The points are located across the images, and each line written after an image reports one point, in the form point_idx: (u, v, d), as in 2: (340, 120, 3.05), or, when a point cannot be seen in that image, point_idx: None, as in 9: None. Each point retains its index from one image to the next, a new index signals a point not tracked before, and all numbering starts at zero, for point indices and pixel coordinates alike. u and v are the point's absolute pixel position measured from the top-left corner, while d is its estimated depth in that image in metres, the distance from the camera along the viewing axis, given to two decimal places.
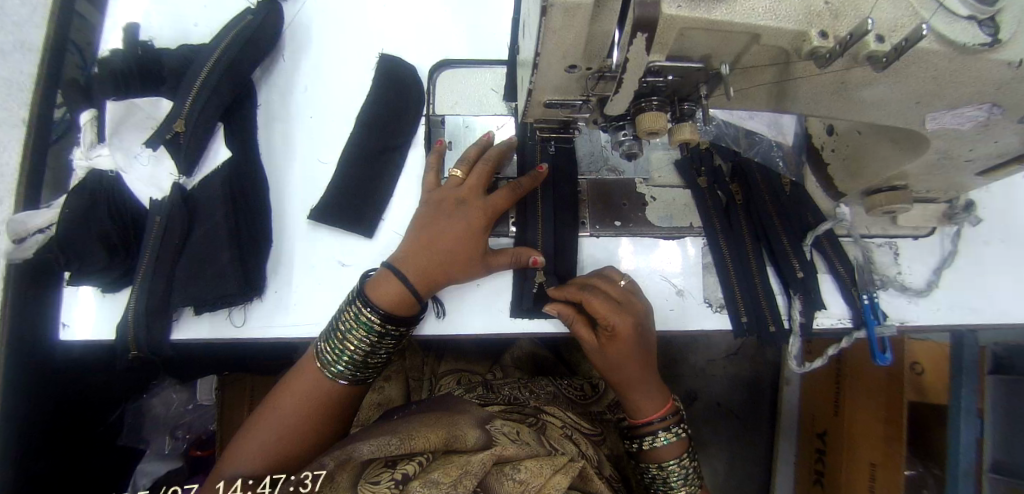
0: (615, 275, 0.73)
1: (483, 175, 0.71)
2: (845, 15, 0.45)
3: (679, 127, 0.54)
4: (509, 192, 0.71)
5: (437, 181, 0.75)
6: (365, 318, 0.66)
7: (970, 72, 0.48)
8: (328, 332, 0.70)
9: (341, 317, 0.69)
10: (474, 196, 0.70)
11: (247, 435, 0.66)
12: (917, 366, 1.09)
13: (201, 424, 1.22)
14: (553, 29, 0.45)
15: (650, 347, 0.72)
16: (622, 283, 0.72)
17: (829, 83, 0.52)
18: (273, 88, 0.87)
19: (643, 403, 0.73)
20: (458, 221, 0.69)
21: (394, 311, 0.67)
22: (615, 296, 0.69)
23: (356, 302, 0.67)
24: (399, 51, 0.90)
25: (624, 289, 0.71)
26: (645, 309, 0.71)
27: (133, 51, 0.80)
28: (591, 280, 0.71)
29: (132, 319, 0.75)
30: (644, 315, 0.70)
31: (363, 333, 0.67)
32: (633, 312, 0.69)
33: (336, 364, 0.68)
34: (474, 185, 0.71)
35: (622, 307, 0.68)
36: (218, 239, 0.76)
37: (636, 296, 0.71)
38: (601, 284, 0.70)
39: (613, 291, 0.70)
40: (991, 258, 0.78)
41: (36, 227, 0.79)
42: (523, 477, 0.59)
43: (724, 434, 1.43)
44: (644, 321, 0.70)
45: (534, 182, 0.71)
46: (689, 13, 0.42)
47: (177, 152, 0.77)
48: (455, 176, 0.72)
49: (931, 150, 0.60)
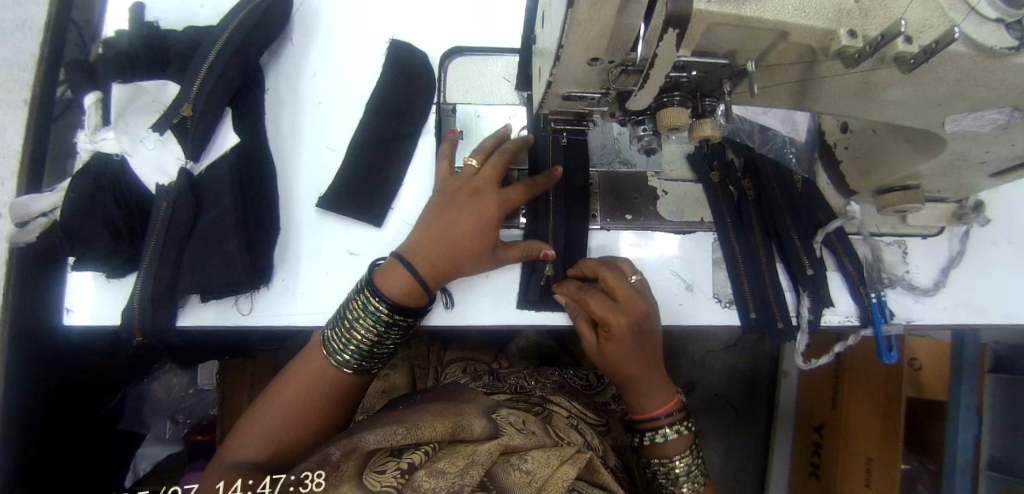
0: (628, 269, 0.72)
1: (498, 165, 0.70)
2: (874, 15, 0.45)
3: (700, 123, 0.53)
4: (524, 189, 0.70)
5: (450, 169, 0.74)
6: (374, 308, 0.66)
7: (996, 74, 0.47)
8: (336, 320, 0.70)
9: (349, 305, 0.69)
10: (489, 187, 0.69)
11: (248, 423, 0.66)
12: (916, 363, 1.12)
13: (201, 408, 1.26)
14: (578, 20, 0.44)
15: (657, 340, 0.72)
16: (635, 279, 0.71)
17: (854, 82, 0.51)
18: (282, 72, 0.86)
19: (648, 395, 0.73)
20: (472, 211, 0.68)
21: (403, 302, 0.67)
22: (619, 293, 0.68)
23: (365, 291, 0.67)
24: (410, 36, 0.89)
25: (636, 286, 0.70)
26: (653, 302, 0.71)
27: (138, 32, 0.78)
28: (598, 270, 0.70)
29: (138, 305, 0.74)
30: (652, 309, 0.71)
31: (370, 323, 0.67)
32: (642, 309, 0.68)
33: (342, 352, 0.68)
34: (490, 175, 0.70)
35: (632, 303, 0.68)
36: (225, 226, 0.75)
37: (645, 289, 0.72)
38: (609, 280, 0.68)
39: (620, 289, 0.68)
40: (998, 258, 0.79)
41: (38, 211, 0.78)
42: (530, 468, 0.59)
43: (721, 425, 1.45)
44: (652, 316, 0.70)
45: (548, 183, 0.71)
46: (719, 8, 0.41)
47: (184, 137, 0.76)
48: (469, 166, 0.71)
49: (947, 151, 0.60)
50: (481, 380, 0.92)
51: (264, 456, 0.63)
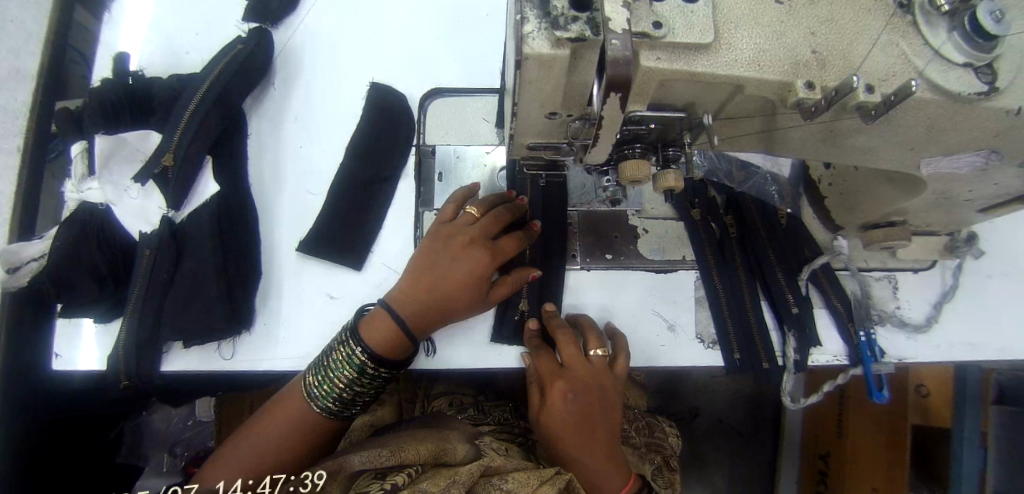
0: (594, 342, 0.70)
1: (498, 217, 0.70)
2: (833, 65, 0.43)
3: (663, 174, 0.52)
4: (516, 243, 0.70)
5: (456, 212, 0.73)
6: (357, 360, 0.65)
7: (968, 120, 0.45)
8: (317, 365, 0.67)
9: (331, 353, 0.67)
10: (481, 238, 0.68)
11: (232, 445, 0.66)
12: (922, 388, 1.08)
13: (200, 441, 1.16)
14: (529, 80, 0.43)
15: (615, 420, 0.69)
16: (595, 354, 0.69)
17: (819, 131, 0.50)
18: (263, 117, 0.87)
19: (600, 483, 0.66)
20: (463, 264, 0.66)
21: (385, 353, 0.65)
22: (584, 377, 0.66)
23: (349, 341, 0.65)
24: (389, 78, 0.90)
25: (594, 361, 0.68)
26: (611, 377, 0.69)
27: (122, 81, 0.81)
28: (556, 333, 0.69)
29: (121, 352, 0.74)
30: (610, 385, 0.68)
31: (352, 374, 0.65)
32: (592, 380, 0.66)
33: (323, 400, 0.66)
34: (486, 225, 0.69)
35: (583, 371, 0.66)
36: (205, 273, 0.75)
37: (606, 366, 0.69)
38: (562, 345, 0.68)
39: (572, 355, 0.67)
40: (992, 292, 0.77)
41: (29, 256, 0.80)
42: (510, 488, 0.59)
43: (726, 453, 1.39)
44: (606, 388, 0.67)
45: (528, 239, 0.72)
46: (668, 65, 0.41)
47: (165, 186, 0.77)
48: (469, 213, 0.71)
49: (928, 190, 0.58)
50: (466, 411, 0.91)
51: (248, 477, 0.63)
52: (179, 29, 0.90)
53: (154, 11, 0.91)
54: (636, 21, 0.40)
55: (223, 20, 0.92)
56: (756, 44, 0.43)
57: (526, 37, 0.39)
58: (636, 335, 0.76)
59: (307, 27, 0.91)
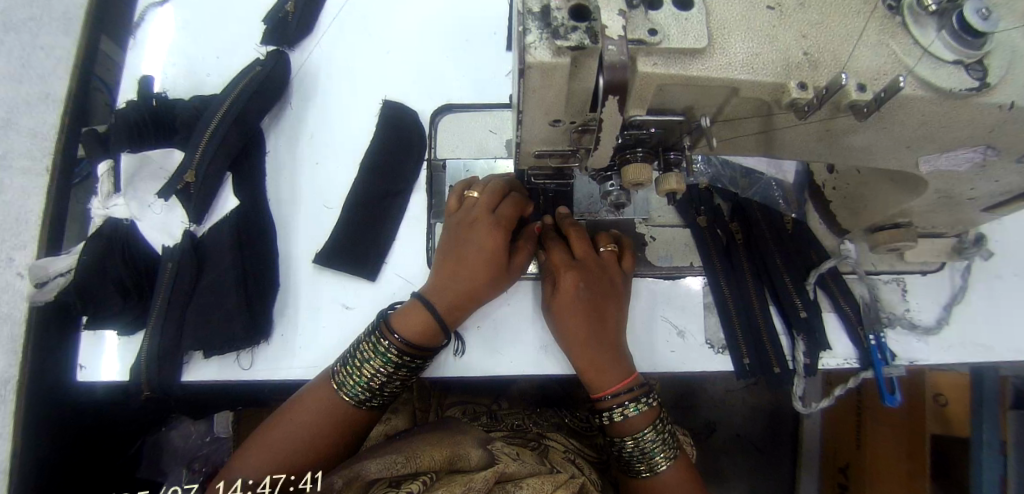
0: (602, 239, 0.75)
1: (497, 190, 0.72)
2: (824, 66, 0.45)
3: (665, 177, 0.54)
4: (517, 210, 0.72)
5: (460, 203, 0.75)
6: (384, 349, 0.66)
7: (961, 115, 0.46)
8: (345, 358, 0.69)
9: (358, 346, 0.68)
10: (485, 213, 0.70)
11: (253, 444, 0.65)
12: (940, 397, 1.05)
13: (218, 456, 1.12)
14: (533, 88, 0.45)
15: (622, 312, 0.72)
16: (606, 249, 0.74)
17: (815, 130, 0.51)
18: (281, 135, 0.90)
19: (602, 368, 0.67)
20: (475, 244, 0.69)
21: (418, 343, 0.66)
22: (592, 264, 0.72)
23: (375, 333, 0.67)
24: (401, 96, 0.94)
25: (604, 256, 0.74)
26: (621, 271, 0.74)
27: (147, 103, 0.85)
28: (569, 233, 0.74)
29: (145, 363, 0.76)
30: (619, 278, 0.73)
31: (379, 364, 0.66)
32: (602, 272, 0.72)
33: (352, 389, 0.67)
34: (487, 202, 0.71)
35: (593, 263, 0.72)
36: (225, 284, 0.78)
37: (616, 261, 0.75)
38: (574, 240, 0.73)
39: (582, 250, 0.72)
40: (1003, 292, 0.76)
41: (57, 271, 0.82)
42: None
43: (746, 469, 1.35)
44: (615, 282, 0.72)
45: (524, 204, 0.74)
46: (664, 70, 0.43)
47: (188, 201, 0.81)
48: (473, 197, 0.73)
49: (930, 189, 0.59)
50: (479, 420, 0.91)
51: (248, 478, 0.60)
52: (200, 53, 0.95)
53: (176, 36, 0.96)
54: (633, 28, 0.42)
55: (242, 44, 0.97)
56: (748, 48, 0.44)
57: (528, 47, 0.41)
58: (643, 341, 0.77)
59: (322, 49, 0.96)
